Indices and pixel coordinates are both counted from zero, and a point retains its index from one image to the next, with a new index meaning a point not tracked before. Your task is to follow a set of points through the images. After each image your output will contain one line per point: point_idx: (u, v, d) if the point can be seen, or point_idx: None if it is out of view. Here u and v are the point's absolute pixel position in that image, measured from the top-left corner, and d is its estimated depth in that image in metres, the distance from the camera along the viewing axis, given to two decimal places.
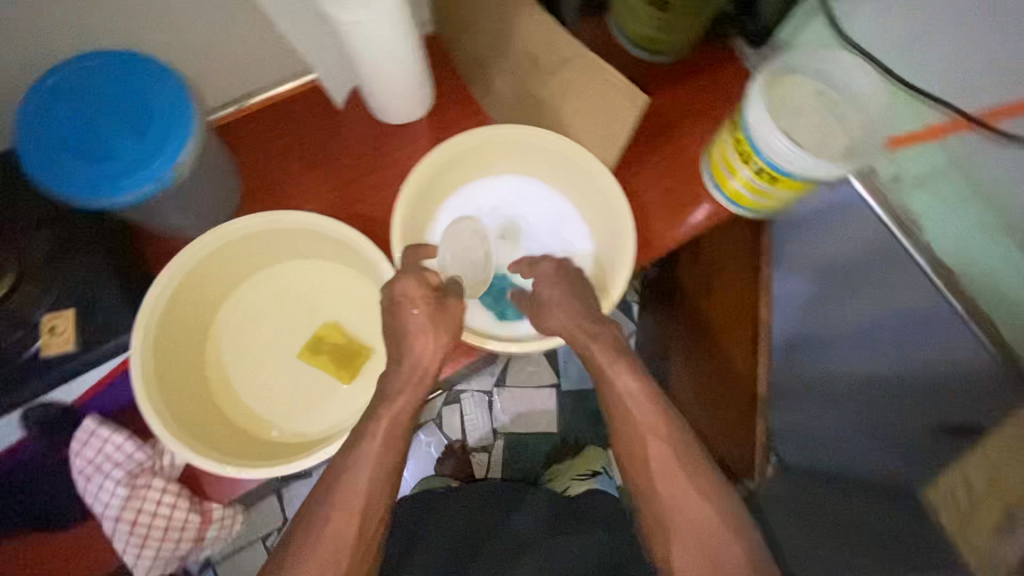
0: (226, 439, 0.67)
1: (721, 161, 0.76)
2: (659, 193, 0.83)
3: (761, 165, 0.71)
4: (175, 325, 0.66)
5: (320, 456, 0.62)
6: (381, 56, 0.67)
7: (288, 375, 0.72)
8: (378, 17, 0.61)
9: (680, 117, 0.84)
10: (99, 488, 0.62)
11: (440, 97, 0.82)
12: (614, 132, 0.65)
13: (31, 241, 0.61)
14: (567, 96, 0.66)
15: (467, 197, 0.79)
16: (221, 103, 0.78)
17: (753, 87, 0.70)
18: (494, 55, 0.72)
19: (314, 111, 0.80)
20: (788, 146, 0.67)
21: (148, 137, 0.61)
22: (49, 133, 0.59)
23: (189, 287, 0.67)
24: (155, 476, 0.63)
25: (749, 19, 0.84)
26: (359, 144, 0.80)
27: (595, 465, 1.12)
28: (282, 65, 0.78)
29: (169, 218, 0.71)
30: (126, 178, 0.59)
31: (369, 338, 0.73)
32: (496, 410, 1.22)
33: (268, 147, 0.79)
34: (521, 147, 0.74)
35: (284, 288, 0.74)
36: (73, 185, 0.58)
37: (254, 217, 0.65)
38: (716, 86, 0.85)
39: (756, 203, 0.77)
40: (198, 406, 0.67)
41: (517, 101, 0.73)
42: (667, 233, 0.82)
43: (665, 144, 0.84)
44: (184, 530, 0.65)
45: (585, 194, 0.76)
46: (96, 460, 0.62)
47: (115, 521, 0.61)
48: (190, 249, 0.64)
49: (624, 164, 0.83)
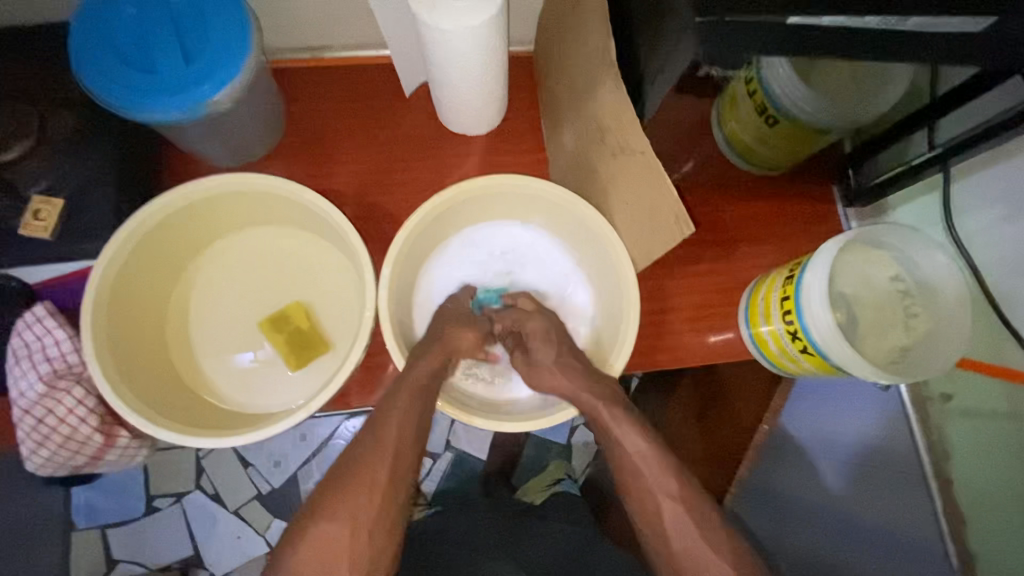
0: (153, 376, 0.65)
1: (761, 302, 0.69)
2: (691, 306, 0.74)
3: (796, 327, 0.63)
4: (155, 249, 0.66)
5: (224, 441, 0.58)
6: (456, 68, 0.63)
7: (240, 336, 0.70)
8: (462, 33, 0.57)
9: (744, 235, 0.77)
10: (18, 375, 0.62)
11: (508, 120, 0.77)
12: (652, 240, 0.59)
13: (57, 118, 0.62)
14: (618, 182, 0.60)
15: (488, 232, 0.75)
16: (294, 47, 0.76)
17: (827, 247, 0.61)
18: (569, 106, 0.66)
19: (381, 86, 0.77)
20: (831, 324, 0.59)
21: (197, 63, 0.59)
22: (109, 24, 0.58)
23: (182, 219, 0.66)
24: (77, 384, 0.64)
25: (852, 174, 0.74)
26: (409, 136, 0.76)
27: (559, 475, 1.13)
28: (365, 31, 0.74)
29: (194, 146, 0.68)
30: (157, 97, 0.57)
31: (332, 334, 0.70)
32: (456, 427, 1.18)
33: (321, 103, 0.75)
34: (558, 208, 0.70)
35: (276, 252, 0.72)
36: (105, 84, 0.57)
37: (263, 178, 0.64)
38: (794, 221, 0.77)
39: (781, 363, 0.69)
40: (144, 332, 0.67)
41: (574, 160, 0.67)
42: (683, 351, 0.73)
43: (716, 258, 0.76)
44: (83, 446, 0.66)
45: (604, 280, 0.71)
46: (30, 347, 0.62)
47: (23, 411, 0.62)
48: (195, 186, 0.64)
49: (665, 263, 0.75)
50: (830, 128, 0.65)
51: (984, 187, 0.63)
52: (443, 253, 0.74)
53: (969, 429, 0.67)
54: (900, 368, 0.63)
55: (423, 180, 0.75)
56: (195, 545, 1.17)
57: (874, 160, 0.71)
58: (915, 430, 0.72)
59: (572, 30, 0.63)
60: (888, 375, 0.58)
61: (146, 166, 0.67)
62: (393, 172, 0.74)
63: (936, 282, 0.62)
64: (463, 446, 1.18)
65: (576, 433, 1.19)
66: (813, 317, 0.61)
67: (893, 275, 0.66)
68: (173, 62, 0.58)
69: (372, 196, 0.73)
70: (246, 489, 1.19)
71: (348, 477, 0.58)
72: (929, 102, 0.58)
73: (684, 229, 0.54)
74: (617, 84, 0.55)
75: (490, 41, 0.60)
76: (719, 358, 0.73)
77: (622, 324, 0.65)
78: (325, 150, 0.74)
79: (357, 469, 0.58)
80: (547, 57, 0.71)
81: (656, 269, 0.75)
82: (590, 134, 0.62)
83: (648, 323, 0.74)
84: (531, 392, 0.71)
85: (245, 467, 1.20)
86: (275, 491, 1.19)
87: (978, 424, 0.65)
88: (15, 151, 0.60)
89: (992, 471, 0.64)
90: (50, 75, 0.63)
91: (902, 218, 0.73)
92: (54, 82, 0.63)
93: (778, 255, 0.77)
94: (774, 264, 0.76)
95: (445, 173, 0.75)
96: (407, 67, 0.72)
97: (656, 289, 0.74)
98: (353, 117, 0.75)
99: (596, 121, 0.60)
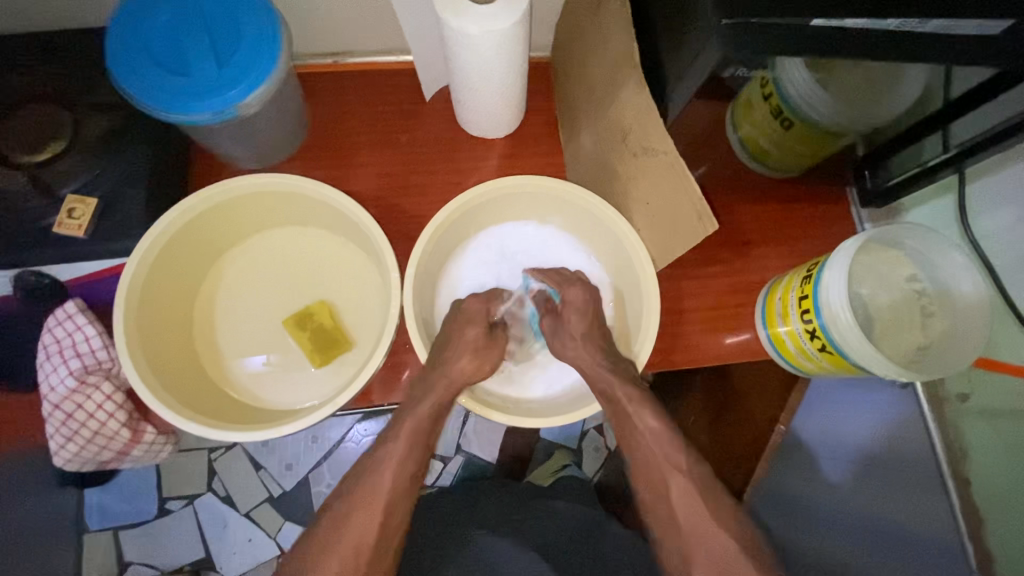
0: (180, 370, 0.67)
1: (776, 302, 0.70)
2: (707, 307, 0.75)
3: (814, 326, 0.64)
4: (184, 248, 0.67)
5: (250, 434, 0.59)
6: (479, 72, 0.64)
7: (265, 334, 0.71)
8: (486, 36, 0.58)
9: (759, 237, 0.78)
10: (51, 370, 0.63)
11: (526, 124, 0.78)
12: (673, 238, 0.60)
13: (91, 122, 0.64)
14: (637, 182, 0.62)
15: (507, 233, 0.76)
16: (318, 52, 0.78)
17: (845, 246, 0.62)
18: (588, 108, 0.68)
19: (402, 90, 0.78)
20: (850, 322, 0.60)
21: (228, 66, 0.60)
22: (144, 28, 0.60)
23: (211, 219, 0.68)
24: (106, 380, 0.65)
25: (868, 176, 0.75)
26: (429, 138, 0.77)
27: (564, 459, 1.15)
28: (388, 37, 0.76)
29: (221, 149, 0.70)
30: (189, 100, 0.59)
31: (355, 332, 0.71)
32: (467, 430, 1.18)
33: (343, 107, 0.77)
34: (579, 209, 0.71)
35: (299, 251, 0.73)
36: (140, 88, 0.59)
37: (288, 178, 0.66)
38: (809, 224, 0.78)
39: (797, 362, 0.69)
40: (171, 329, 0.68)
41: (593, 162, 0.69)
42: (699, 349, 0.74)
43: (732, 259, 0.77)
44: (111, 441, 0.68)
45: (623, 279, 0.72)
46: (62, 343, 0.63)
47: (55, 406, 0.64)
48: (224, 185, 0.65)
49: (682, 264, 0.76)
50: (845, 131, 0.66)
51: (999, 188, 0.64)
52: (464, 253, 0.75)
53: (984, 428, 0.67)
54: (920, 367, 0.63)
55: (444, 182, 0.76)
56: (206, 548, 1.18)
57: (888, 161, 0.71)
58: (933, 433, 0.72)
59: (592, 36, 0.64)
60: (907, 373, 0.59)
61: (175, 167, 0.69)
62: (415, 174, 0.76)
63: (952, 281, 0.63)
64: (474, 447, 1.18)
65: (587, 437, 1.19)
66: (831, 316, 0.62)
67: (910, 275, 0.67)
68: (205, 66, 0.60)
69: (394, 199, 0.75)
70: (258, 492, 1.20)
71: (373, 474, 0.59)
72: (943, 106, 0.59)
73: (707, 226, 0.55)
74: (639, 87, 0.56)
75: (513, 46, 0.61)
76: (736, 358, 0.73)
77: (643, 324, 0.66)
78: (347, 154, 0.76)
79: (380, 468, 0.59)
80: (565, 62, 0.73)
81: (673, 270, 0.76)
82: (610, 137, 0.63)
83: (665, 322, 0.74)
84: (546, 390, 0.72)
85: (257, 470, 1.20)
86: (287, 493, 1.20)
87: (995, 424, 0.65)
88: (51, 151, 0.62)
89: (1005, 469, 0.64)
90: (83, 80, 0.65)
91: (916, 219, 0.75)
92: (87, 86, 0.65)
93: (793, 256, 0.77)
94: (789, 265, 0.77)
95: (465, 176, 0.77)
96: (429, 73, 0.74)
97: (673, 290, 0.75)
98: (375, 121, 0.77)
99: (617, 123, 0.62)
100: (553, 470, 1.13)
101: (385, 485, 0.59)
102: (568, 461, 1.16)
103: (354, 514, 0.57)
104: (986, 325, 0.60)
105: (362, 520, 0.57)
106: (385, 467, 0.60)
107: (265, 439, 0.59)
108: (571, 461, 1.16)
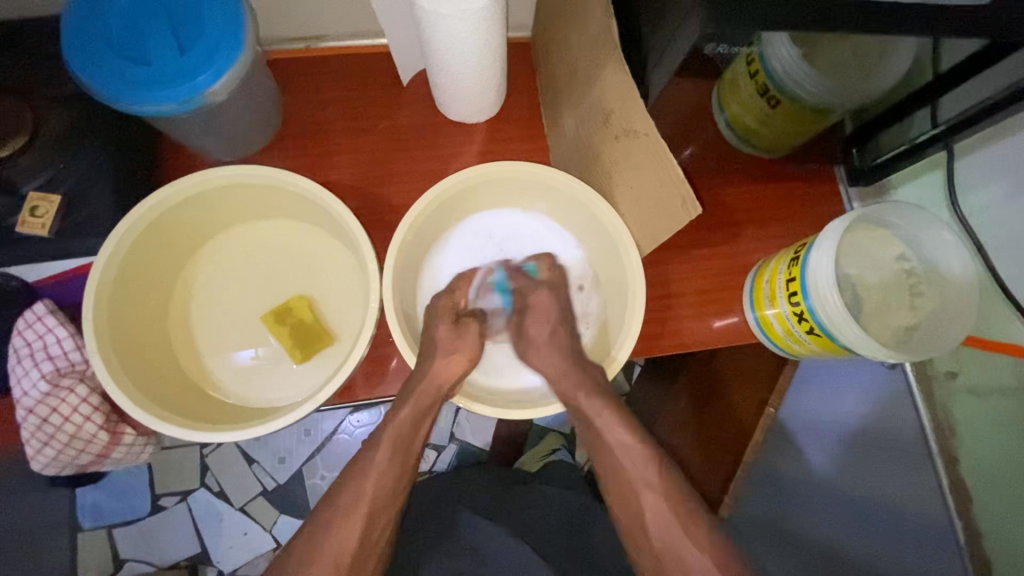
0: (155, 370, 0.65)
1: (766, 284, 0.68)
2: (695, 290, 0.74)
3: (802, 308, 0.63)
4: (154, 244, 0.65)
5: (227, 435, 0.58)
6: (455, 55, 0.62)
7: (243, 330, 0.70)
8: (460, 16, 0.56)
9: (747, 219, 0.76)
10: (22, 374, 0.62)
11: (509, 108, 0.76)
12: (657, 224, 0.59)
13: (51, 114, 0.62)
14: (621, 165, 0.60)
15: (492, 221, 0.75)
16: (290, 37, 0.75)
17: (832, 227, 0.61)
18: (569, 91, 0.66)
19: (379, 75, 0.75)
20: (837, 304, 0.59)
21: (190, 53, 0.57)
22: (101, 17, 0.57)
23: (183, 214, 0.66)
24: (81, 382, 0.64)
25: (856, 153, 0.73)
26: (409, 124, 0.75)
27: (555, 444, 1.16)
28: (363, 19, 0.73)
29: (191, 141, 0.67)
30: (151, 91, 0.56)
31: (337, 326, 0.69)
32: (460, 418, 1.18)
33: (317, 94, 0.74)
34: (563, 195, 0.69)
35: (276, 244, 0.71)
36: (99, 78, 0.56)
37: (260, 170, 0.64)
38: (797, 204, 0.77)
39: (787, 346, 0.68)
40: (147, 328, 0.66)
41: (576, 146, 0.67)
42: (688, 336, 0.73)
43: (720, 241, 0.75)
44: (89, 444, 0.66)
45: (609, 265, 0.71)
46: (32, 346, 0.61)
47: (28, 411, 0.61)
48: (194, 178, 0.63)
49: (670, 249, 0.75)
50: (833, 108, 0.64)
51: (990, 164, 0.63)
52: (446, 242, 0.74)
53: (970, 406, 0.66)
54: (911, 348, 0.63)
55: (423, 169, 0.74)
56: (202, 543, 1.17)
57: (876, 138, 0.69)
58: (918, 409, 0.71)
59: (571, 14, 0.62)
60: (896, 354, 0.58)
61: (144, 162, 0.67)
62: (393, 162, 0.73)
63: (940, 259, 0.62)
64: (467, 435, 1.18)
65: None
66: (819, 299, 0.61)
67: (899, 255, 0.65)
68: (167, 54, 0.57)
69: (372, 187, 0.73)
70: (252, 486, 1.19)
71: (359, 475, 0.58)
72: (932, 79, 0.57)
73: (691, 211, 0.53)
74: (620, 67, 0.54)
75: (489, 26, 0.59)
76: (724, 342, 0.73)
77: (629, 312, 0.64)
78: (324, 142, 0.73)
79: (368, 467, 0.58)
80: (547, 43, 0.71)
81: (661, 255, 0.74)
82: (592, 119, 0.62)
83: (654, 308, 0.73)
84: (527, 382, 0.71)
85: (250, 465, 1.20)
86: (281, 487, 1.19)
87: (984, 403, 0.65)
88: (9, 148, 0.59)
89: (989, 447, 0.64)
90: (45, 70, 0.63)
91: (905, 197, 0.73)
92: (49, 79, 0.63)
93: (782, 237, 0.76)
94: (778, 247, 0.76)
95: (445, 163, 0.74)
96: (405, 57, 0.72)
97: (660, 275, 0.74)
98: (351, 108, 0.74)
99: (597, 105, 0.60)
100: (543, 455, 1.14)
101: (375, 482, 0.58)
102: (557, 446, 1.17)
103: (339, 510, 0.57)
104: (975, 304, 0.59)
105: (343, 516, 0.56)
106: (373, 467, 0.58)
107: (244, 439, 0.58)
108: (561, 446, 1.17)
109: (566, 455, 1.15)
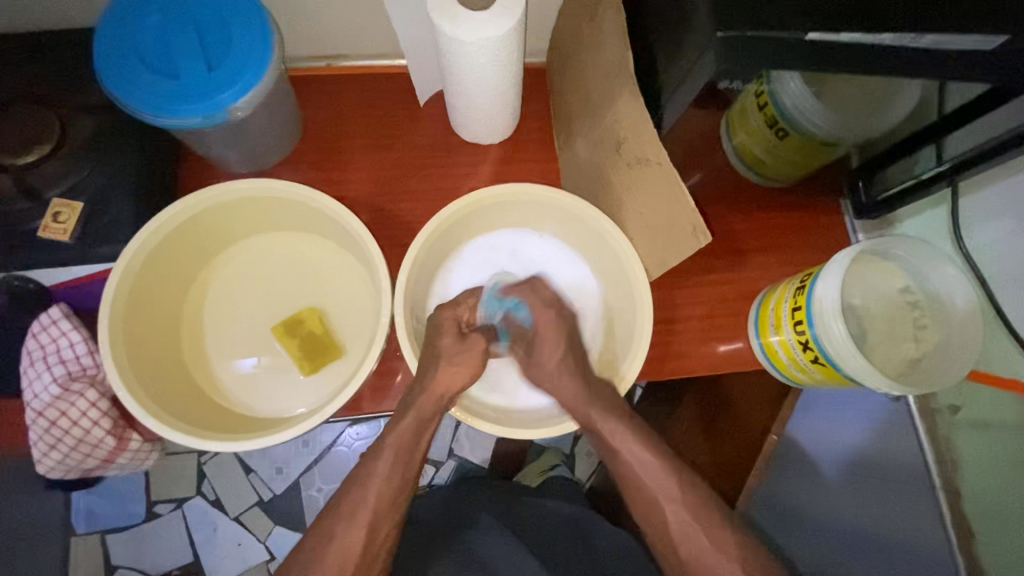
0: (162, 376, 0.65)
1: (771, 310, 0.69)
2: (702, 316, 0.74)
3: (808, 337, 0.64)
4: (171, 251, 0.66)
5: (231, 446, 0.58)
6: (474, 78, 0.63)
7: (254, 337, 0.70)
8: (481, 42, 0.58)
9: (754, 247, 0.77)
10: (35, 376, 0.62)
11: (521, 130, 0.78)
12: (668, 249, 0.60)
13: (78, 122, 0.64)
14: (633, 190, 0.61)
15: (501, 240, 0.76)
16: (312, 56, 0.77)
17: (839, 258, 0.62)
18: (583, 116, 0.67)
19: (398, 94, 0.77)
20: (842, 332, 0.60)
21: (219, 68, 0.59)
22: (134, 31, 0.59)
23: (201, 224, 0.67)
24: (90, 387, 0.64)
25: (862, 187, 0.75)
26: (424, 142, 0.76)
27: (553, 460, 1.16)
28: (385, 40, 0.75)
29: (212, 153, 0.69)
30: (180, 103, 0.58)
31: (345, 339, 0.70)
32: (460, 434, 1.18)
33: (335, 111, 0.76)
34: (574, 219, 0.71)
35: (291, 256, 0.73)
36: (128, 89, 0.57)
37: (277, 183, 0.65)
38: (803, 233, 0.78)
39: (791, 373, 0.69)
40: (160, 333, 0.67)
41: (587, 169, 0.68)
42: (692, 359, 0.73)
43: (727, 268, 0.76)
44: (96, 449, 0.66)
45: (617, 288, 0.71)
46: (46, 348, 0.62)
47: (39, 413, 0.62)
48: (215, 190, 0.64)
49: (677, 273, 0.76)
50: (840, 141, 0.65)
51: (993, 202, 0.65)
52: (456, 258, 0.75)
53: (974, 438, 0.67)
54: (914, 380, 0.63)
55: (437, 187, 0.75)
56: (196, 553, 1.16)
57: (882, 171, 0.71)
58: (923, 440, 0.71)
59: (588, 43, 0.64)
60: (900, 386, 0.59)
61: (165, 171, 0.68)
62: (407, 180, 0.75)
63: (943, 292, 0.63)
64: (467, 450, 1.18)
65: (580, 442, 1.19)
66: (824, 329, 0.61)
67: (903, 286, 0.66)
68: (195, 68, 0.59)
69: (386, 203, 0.74)
70: (249, 496, 1.18)
71: (359, 483, 0.58)
72: (937, 119, 0.58)
73: (701, 239, 0.54)
74: (634, 96, 0.56)
75: (508, 52, 0.61)
76: (729, 368, 0.73)
77: (636, 337, 0.65)
78: (339, 157, 0.75)
79: (368, 477, 0.58)
80: (561, 67, 0.72)
81: (668, 278, 0.75)
82: (605, 145, 0.63)
83: (661, 331, 0.74)
84: (532, 401, 0.71)
85: (248, 474, 1.19)
86: (277, 497, 1.19)
87: (988, 436, 0.65)
88: (35, 155, 0.60)
89: (992, 479, 0.64)
90: (74, 80, 0.65)
91: (910, 229, 0.75)
92: (76, 89, 0.64)
93: (789, 265, 0.77)
94: (784, 277, 0.77)
95: (458, 181, 0.76)
96: (423, 78, 0.74)
97: (667, 299, 0.75)
98: (369, 125, 0.76)
99: (611, 131, 0.61)
100: (543, 470, 1.13)
101: (376, 496, 0.58)
102: (556, 461, 1.16)
103: (342, 526, 0.56)
104: (978, 335, 0.60)
105: (347, 530, 0.56)
106: (373, 479, 0.58)
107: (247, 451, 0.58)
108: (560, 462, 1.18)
109: (565, 470, 1.15)
